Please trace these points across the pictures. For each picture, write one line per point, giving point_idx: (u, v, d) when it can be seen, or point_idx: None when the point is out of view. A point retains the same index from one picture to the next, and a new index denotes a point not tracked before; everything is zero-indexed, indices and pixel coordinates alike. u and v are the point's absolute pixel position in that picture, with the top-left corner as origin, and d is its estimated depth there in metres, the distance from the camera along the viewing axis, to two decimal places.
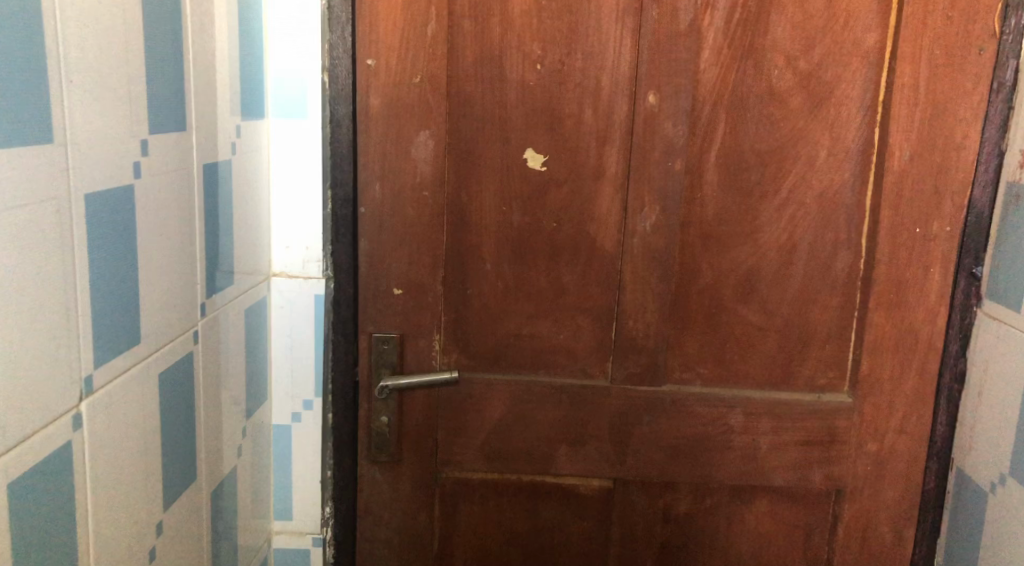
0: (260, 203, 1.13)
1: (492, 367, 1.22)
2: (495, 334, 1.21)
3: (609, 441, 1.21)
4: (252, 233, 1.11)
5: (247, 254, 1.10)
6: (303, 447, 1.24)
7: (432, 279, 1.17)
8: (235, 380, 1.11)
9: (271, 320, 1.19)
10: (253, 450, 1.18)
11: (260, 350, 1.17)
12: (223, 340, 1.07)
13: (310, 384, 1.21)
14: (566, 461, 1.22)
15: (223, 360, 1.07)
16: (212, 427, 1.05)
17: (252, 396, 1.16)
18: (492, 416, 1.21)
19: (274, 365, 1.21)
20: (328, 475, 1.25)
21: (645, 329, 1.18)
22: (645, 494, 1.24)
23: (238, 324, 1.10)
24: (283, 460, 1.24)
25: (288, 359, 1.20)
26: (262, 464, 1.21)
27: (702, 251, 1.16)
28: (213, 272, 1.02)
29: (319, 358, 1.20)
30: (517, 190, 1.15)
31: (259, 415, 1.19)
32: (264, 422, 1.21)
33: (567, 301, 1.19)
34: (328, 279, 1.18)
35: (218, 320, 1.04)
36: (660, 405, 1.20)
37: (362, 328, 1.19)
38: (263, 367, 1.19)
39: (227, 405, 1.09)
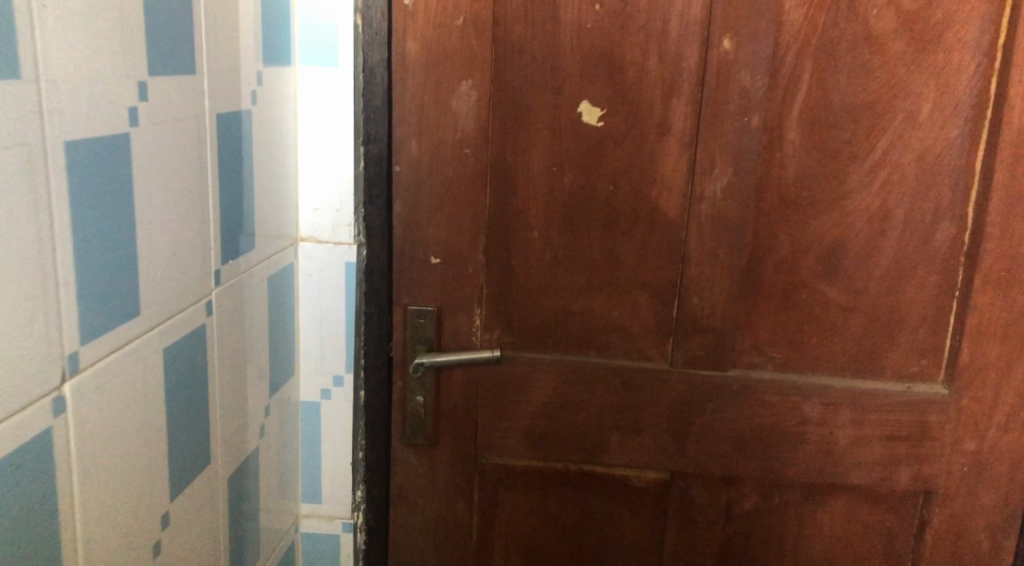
0: (286, 161, 1.03)
1: (538, 346, 1.10)
2: (542, 310, 1.09)
3: (668, 429, 1.09)
4: (276, 192, 1.01)
5: (269, 215, 1.00)
6: (332, 425, 1.15)
7: (474, 247, 1.06)
8: (258, 353, 1.01)
9: (299, 289, 1.10)
10: (278, 429, 1.09)
11: (287, 320, 1.08)
12: (245, 310, 0.97)
13: (340, 359, 1.12)
14: (619, 451, 1.11)
15: (244, 332, 0.97)
16: (234, 405, 0.96)
17: (277, 369, 1.07)
18: (538, 399, 1.10)
19: (302, 337, 1.12)
20: (360, 457, 1.15)
21: (712, 308, 1.05)
22: (706, 488, 1.12)
23: (262, 292, 1.00)
24: (312, 439, 1.15)
25: (317, 332, 1.11)
26: (288, 443, 1.12)
27: (780, 220, 1.02)
28: (232, 236, 0.91)
29: (350, 332, 1.11)
30: (569, 148, 1.03)
31: (285, 391, 1.10)
32: (290, 398, 1.12)
33: (624, 274, 1.06)
34: (360, 244, 1.07)
35: (239, 287, 0.94)
36: (726, 391, 1.07)
37: (397, 299, 1.09)
38: (290, 339, 1.10)
39: (249, 381, 1.00)
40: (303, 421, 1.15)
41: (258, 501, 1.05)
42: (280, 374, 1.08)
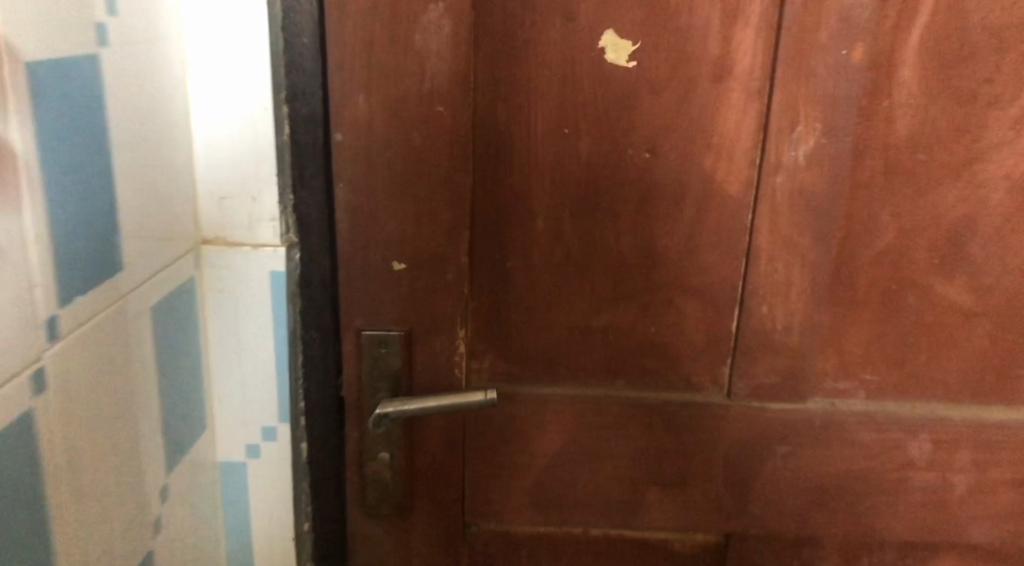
0: (171, 132, 0.69)
1: (544, 378, 0.80)
2: (551, 331, 0.79)
3: (723, 483, 0.82)
4: (156, 178, 0.68)
5: (146, 216, 0.67)
6: (264, 494, 0.82)
7: (454, 249, 0.75)
8: (148, 420, 0.69)
9: (202, 309, 0.77)
10: (188, 513, 0.77)
11: (188, 358, 0.75)
12: (119, 365, 0.64)
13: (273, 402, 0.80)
14: (657, 512, 0.83)
15: (121, 393, 0.65)
16: (116, 505, 0.65)
17: (178, 430, 0.75)
18: (548, 448, 0.81)
19: (213, 376, 0.79)
20: (306, 529, 0.84)
21: (786, 320, 0.77)
22: (772, 554, 0.84)
23: (145, 332, 0.68)
24: (239, 514, 0.83)
25: (235, 368, 0.79)
26: (205, 525, 0.81)
27: (884, 196, 0.73)
28: (74, 262, 0.58)
29: (285, 366, 0.79)
30: (586, 100, 0.72)
31: (194, 454, 0.78)
32: (201, 463, 0.79)
33: (662, 277, 0.77)
34: (290, 245, 0.76)
35: (103, 335, 0.62)
36: (803, 431, 0.80)
37: (346, 322, 0.78)
38: (196, 382, 0.77)
39: (137, 464, 0.68)
40: (223, 491, 0.83)
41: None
42: (182, 437, 0.75)
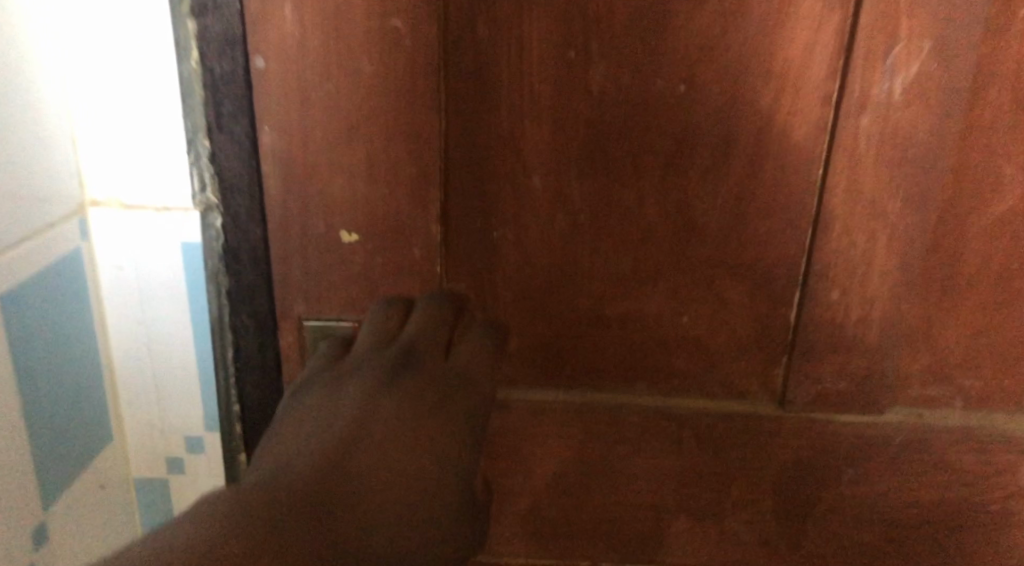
0: (11, 72, 0.51)
1: (545, 381, 0.62)
2: (553, 322, 0.60)
3: (771, 514, 0.65)
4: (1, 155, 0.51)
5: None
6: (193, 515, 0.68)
7: (421, 217, 0.57)
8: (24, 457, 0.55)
9: (96, 293, 0.60)
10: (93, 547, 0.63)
11: (78, 360, 0.59)
12: None
13: (196, 408, 0.64)
14: (686, 546, 0.67)
15: None
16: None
17: (71, 454, 0.60)
18: (548, 467, 0.64)
19: (116, 375, 0.63)
20: None
21: (864, 310, 0.58)
22: None
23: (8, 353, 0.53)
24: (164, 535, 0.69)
25: (149, 363, 0.62)
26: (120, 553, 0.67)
27: (1006, 145, 0.54)
28: None
29: (209, 365, 0.62)
30: (599, 11, 0.52)
31: (97, 475, 0.63)
32: (109, 484, 0.64)
33: (698, 255, 0.58)
34: (211, 209, 0.57)
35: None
36: (879, 453, 0.62)
37: (284, 309, 0.60)
38: (92, 386, 0.61)
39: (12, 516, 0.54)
40: (141, 510, 0.68)
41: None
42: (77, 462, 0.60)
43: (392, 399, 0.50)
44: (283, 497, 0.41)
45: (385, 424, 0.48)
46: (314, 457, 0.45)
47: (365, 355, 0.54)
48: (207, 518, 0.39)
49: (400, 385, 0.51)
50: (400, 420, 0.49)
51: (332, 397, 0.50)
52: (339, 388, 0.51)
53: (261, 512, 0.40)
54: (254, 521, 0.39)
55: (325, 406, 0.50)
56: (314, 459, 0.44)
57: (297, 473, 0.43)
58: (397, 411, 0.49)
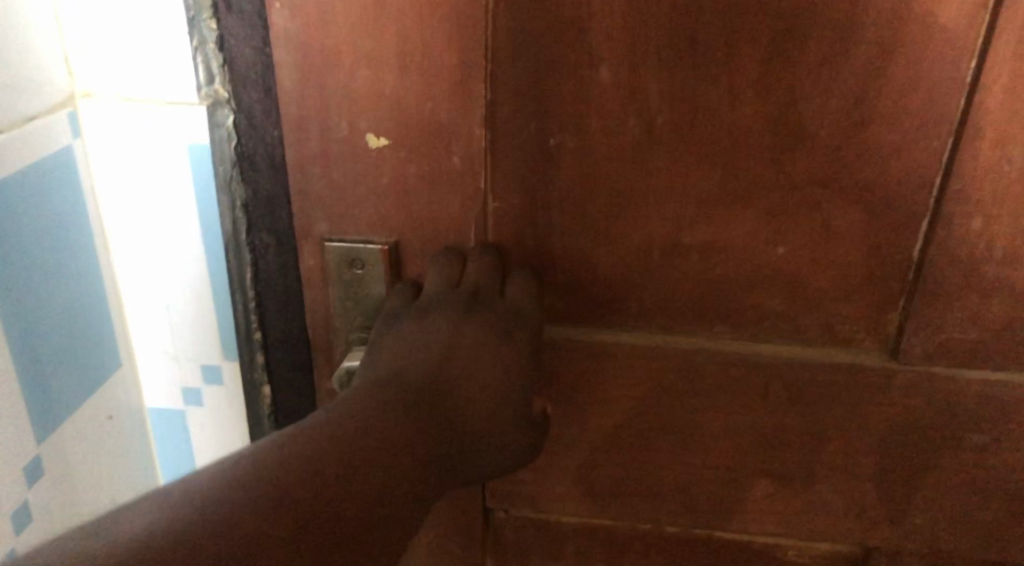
0: None
1: (611, 318, 0.53)
2: (621, 249, 0.51)
3: (870, 483, 0.55)
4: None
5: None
6: (213, 449, 0.62)
7: (462, 120, 0.47)
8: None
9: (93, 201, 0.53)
10: (109, 475, 0.59)
11: (76, 277, 0.53)
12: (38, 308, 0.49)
13: (215, 335, 0.56)
14: (765, 512, 0.58)
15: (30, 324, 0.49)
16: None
17: (74, 380, 0.54)
18: (607, 420, 0.56)
19: (124, 296, 0.56)
20: None
21: (1010, 245, 0.46)
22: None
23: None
24: (184, 468, 0.63)
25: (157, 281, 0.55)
26: (138, 482, 0.62)
27: None
28: None
29: (224, 287, 0.54)
30: None
31: (106, 403, 0.57)
32: (121, 412, 0.59)
33: (803, 172, 0.47)
34: (220, 105, 0.48)
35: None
36: (1013, 419, 0.51)
37: (303, 225, 0.50)
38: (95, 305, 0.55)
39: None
40: (159, 440, 0.62)
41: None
42: (81, 389, 0.55)
43: (479, 336, 0.49)
44: (381, 474, 0.39)
45: (471, 368, 0.48)
46: (413, 412, 0.43)
47: (443, 291, 0.50)
48: (310, 484, 0.36)
49: (481, 329, 0.49)
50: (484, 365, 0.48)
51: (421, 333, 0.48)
52: (425, 325, 0.49)
53: (352, 478, 0.38)
54: (352, 509, 0.37)
55: (411, 343, 0.48)
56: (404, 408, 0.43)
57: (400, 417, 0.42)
58: (481, 357, 0.48)
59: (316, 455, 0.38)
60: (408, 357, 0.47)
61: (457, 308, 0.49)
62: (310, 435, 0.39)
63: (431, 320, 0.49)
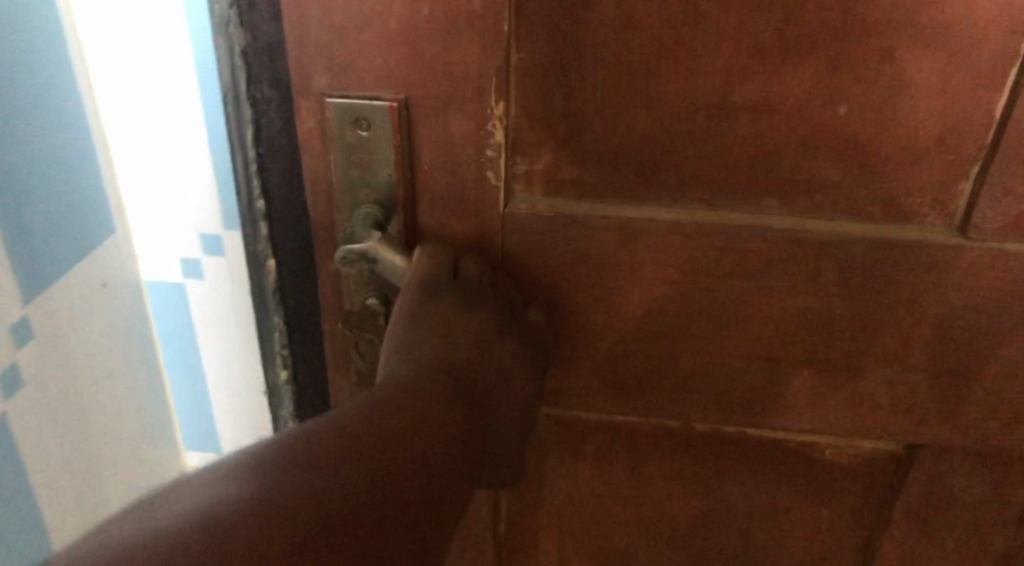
0: None
1: (646, 189, 0.48)
2: (661, 108, 0.45)
3: (921, 375, 0.51)
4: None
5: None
6: (215, 315, 0.59)
7: None
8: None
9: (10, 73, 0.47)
10: (96, 368, 0.57)
11: (50, 139, 0.50)
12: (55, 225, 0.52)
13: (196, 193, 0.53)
14: (806, 405, 0.53)
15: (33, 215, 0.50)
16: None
17: (81, 247, 0.54)
18: (637, 307, 0.51)
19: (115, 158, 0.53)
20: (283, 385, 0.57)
21: None
22: (977, 467, 0.55)
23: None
24: (181, 340, 0.61)
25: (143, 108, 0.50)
26: (131, 356, 0.60)
27: None
28: None
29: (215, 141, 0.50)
30: None
31: (100, 270, 0.55)
32: (115, 281, 0.57)
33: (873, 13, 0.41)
34: None
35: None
36: None
37: (300, 79, 0.44)
38: (83, 170, 0.52)
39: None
40: (161, 315, 0.60)
41: (117, 504, 0.62)
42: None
43: (486, 331, 0.47)
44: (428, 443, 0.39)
45: (484, 358, 0.47)
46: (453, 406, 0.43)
47: (436, 281, 0.46)
48: (331, 478, 0.35)
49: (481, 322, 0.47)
50: (499, 354, 0.47)
51: (429, 333, 0.46)
52: (429, 322, 0.46)
53: (424, 439, 0.39)
54: (391, 486, 0.37)
55: (424, 340, 0.45)
56: (443, 399, 0.43)
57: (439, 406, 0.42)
58: (495, 347, 0.47)
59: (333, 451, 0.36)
60: (424, 351, 0.45)
61: (453, 301, 0.46)
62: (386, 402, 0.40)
63: (435, 312, 0.46)
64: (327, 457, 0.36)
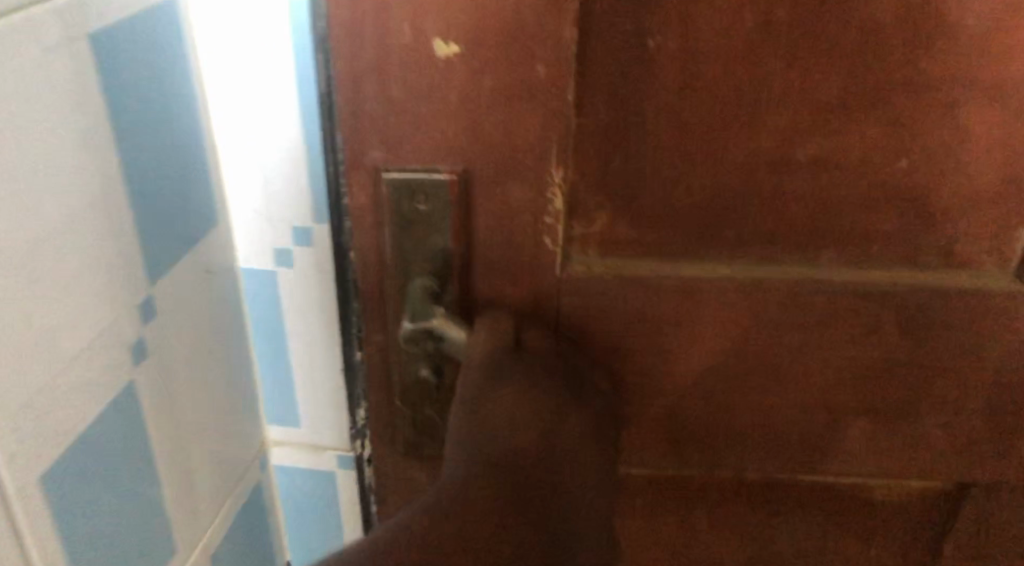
0: None
1: (704, 246, 0.47)
2: (722, 167, 0.44)
3: (976, 414, 0.51)
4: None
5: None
6: (309, 292, 0.50)
7: (551, 24, 0.39)
8: (72, 336, 0.38)
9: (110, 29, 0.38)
10: (194, 369, 0.48)
11: (150, 103, 0.41)
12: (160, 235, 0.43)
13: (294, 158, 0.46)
14: (862, 450, 0.53)
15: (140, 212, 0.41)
16: (36, 549, 0.37)
17: (181, 242, 0.45)
18: (694, 362, 0.50)
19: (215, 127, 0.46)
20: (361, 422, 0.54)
21: None
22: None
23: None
24: (274, 341, 0.53)
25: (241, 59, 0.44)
26: (232, 358, 0.52)
27: None
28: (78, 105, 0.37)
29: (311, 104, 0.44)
30: None
31: (201, 257, 0.47)
32: (215, 265, 0.48)
33: (935, 71, 0.41)
34: None
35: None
36: None
37: (355, 153, 0.43)
38: (190, 149, 0.45)
39: (54, 448, 0.37)
40: (252, 304, 0.52)
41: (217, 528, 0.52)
42: (93, 287, 0.39)
43: (551, 404, 0.44)
44: (516, 522, 0.37)
45: (557, 435, 0.42)
46: (528, 494, 0.39)
47: (489, 356, 0.45)
48: (422, 535, 0.35)
49: (545, 393, 0.44)
50: (570, 434, 0.43)
51: (493, 409, 0.42)
52: (491, 399, 0.43)
53: (512, 525, 0.37)
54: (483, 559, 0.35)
55: (491, 419, 0.42)
56: (518, 484, 0.39)
57: (517, 491, 0.39)
58: (565, 426, 0.43)
59: (430, 519, 0.36)
60: (491, 433, 0.41)
61: (515, 377, 0.44)
62: (481, 479, 0.39)
63: (496, 388, 0.43)
64: (424, 521, 0.36)
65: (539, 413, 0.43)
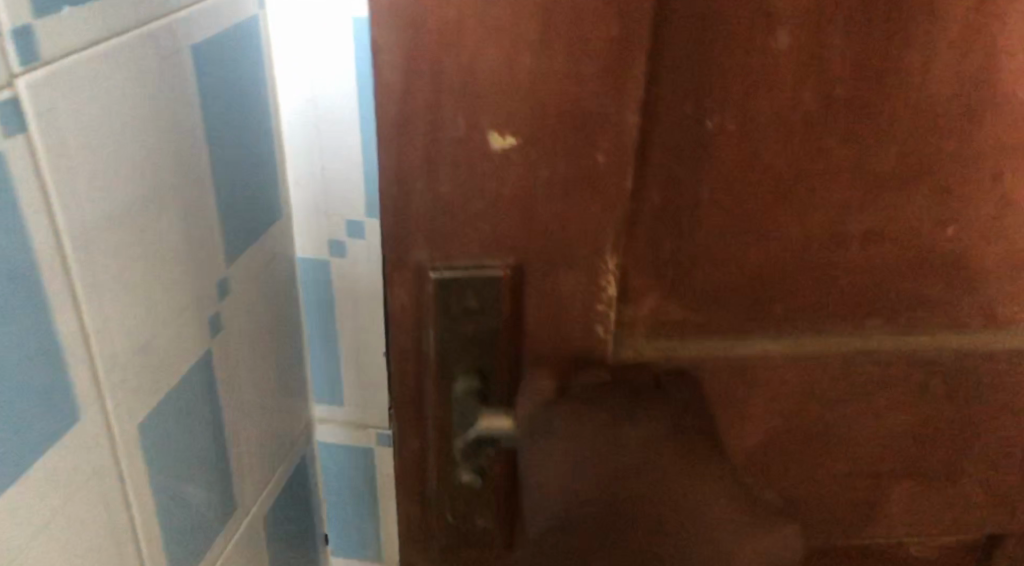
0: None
1: (753, 322, 0.45)
2: (775, 244, 0.43)
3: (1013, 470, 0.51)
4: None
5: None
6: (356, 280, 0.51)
7: (615, 116, 0.37)
8: (152, 315, 0.38)
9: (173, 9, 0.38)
10: (251, 344, 0.48)
11: (223, 87, 0.42)
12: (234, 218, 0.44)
13: (350, 126, 0.46)
14: (904, 512, 0.53)
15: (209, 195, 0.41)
16: (136, 505, 0.38)
17: (244, 223, 0.45)
18: (743, 441, 0.48)
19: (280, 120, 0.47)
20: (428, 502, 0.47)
21: None
22: None
23: (57, 272, 0.32)
24: (324, 329, 0.53)
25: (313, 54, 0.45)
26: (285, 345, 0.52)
27: None
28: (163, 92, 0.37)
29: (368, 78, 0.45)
30: None
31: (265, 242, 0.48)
32: (277, 251, 0.49)
33: (984, 145, 0.41)
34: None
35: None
36: None
37: (398, 252, 0.39)
38: (258, 138, 0.46)
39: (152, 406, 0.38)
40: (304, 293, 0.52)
41: (262, 503, 0.51)
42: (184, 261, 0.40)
43: (638, 440, 0.41)
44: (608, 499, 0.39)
45: (647, 471, 0.40)
46: (611, 502, 0.39)
47: (560, 417, 0.42)
48: (539, 515, 0.42)
49: (634, 435, 0.41)
50: (666, 463, 0.40)
51: (573, 459, 0.41)
52: (570, 446, 0.41)
53: (607, 512, 0.39)
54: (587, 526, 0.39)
55: (568, 468, 0.41)
56: (604, 507, 0.39)
57: (600, 502, 0.39)
58: (657, 452, 0.41)
59: (543, 504, 0.42)
60: (574, 478, 0.40)
61: (596, 420, 0.42)
62: (578, 494, 0.40)
63: (578, 441, 0.41)
64: (542, 509, 0.42)
65: (628, 455, 0.41)
